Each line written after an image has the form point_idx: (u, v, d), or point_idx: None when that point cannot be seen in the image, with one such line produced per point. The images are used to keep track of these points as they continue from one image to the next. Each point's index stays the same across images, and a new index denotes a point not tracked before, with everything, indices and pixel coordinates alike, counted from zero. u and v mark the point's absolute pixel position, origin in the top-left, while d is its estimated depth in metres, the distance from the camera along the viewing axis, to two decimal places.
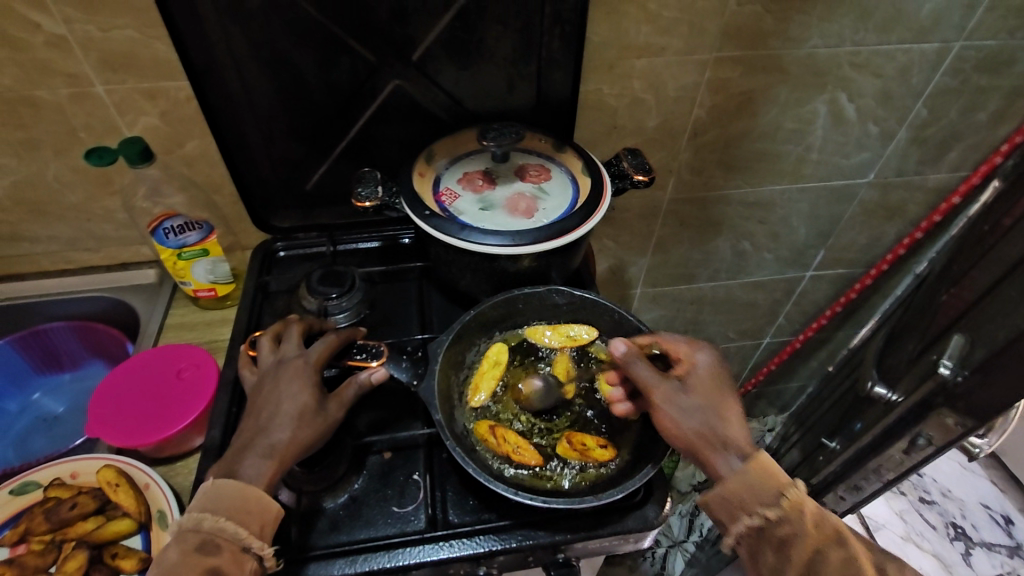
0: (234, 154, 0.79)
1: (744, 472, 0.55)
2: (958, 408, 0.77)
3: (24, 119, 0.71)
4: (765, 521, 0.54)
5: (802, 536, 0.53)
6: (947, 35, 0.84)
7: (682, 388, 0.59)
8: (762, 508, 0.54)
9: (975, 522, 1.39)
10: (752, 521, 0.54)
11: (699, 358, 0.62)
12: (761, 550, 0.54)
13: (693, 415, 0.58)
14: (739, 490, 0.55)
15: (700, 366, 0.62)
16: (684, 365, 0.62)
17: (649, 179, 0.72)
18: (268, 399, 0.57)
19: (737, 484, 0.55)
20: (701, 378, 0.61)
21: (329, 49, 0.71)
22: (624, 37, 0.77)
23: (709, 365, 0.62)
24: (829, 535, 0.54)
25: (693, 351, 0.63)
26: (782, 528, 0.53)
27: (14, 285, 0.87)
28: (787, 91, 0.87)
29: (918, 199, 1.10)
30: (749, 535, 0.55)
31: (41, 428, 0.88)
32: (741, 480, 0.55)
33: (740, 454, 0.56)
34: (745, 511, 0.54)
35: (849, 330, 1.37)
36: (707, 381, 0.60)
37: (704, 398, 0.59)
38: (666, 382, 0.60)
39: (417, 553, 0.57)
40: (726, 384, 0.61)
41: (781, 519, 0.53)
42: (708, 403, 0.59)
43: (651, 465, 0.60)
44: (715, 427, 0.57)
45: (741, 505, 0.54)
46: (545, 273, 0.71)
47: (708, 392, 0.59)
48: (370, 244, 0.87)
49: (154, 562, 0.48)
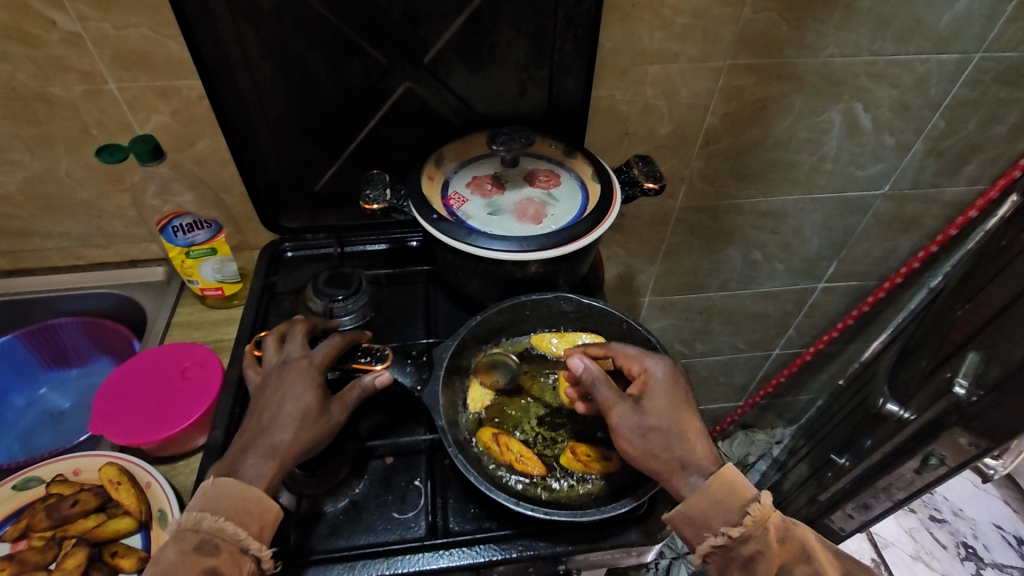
0: (244, 153, 0.79)
1: (706, 491, 0.53)
2: (972, 427, 0.76)
3: (38, 115, 0.71)
4: (730, 540, 0.52)
5: (768, 553, 0.51)
6: (966, 46, 0.83)
7: (638, 409, 0.57)
8: (726, 528, 0.52)
9: (986, 542, 1.36)
10: (716, 540, 0.52)
11: (656, 371, 0.59)
12: (728, 567, 0.53)
13: (651, 437, 0.55)
14: (702, 509, 0.53)
15: (656, 380, 0.59)
16: (640, 380, 0.60)
17: (660, 186, 0.71)
18: (270, 400, 0.57)
19: (698, 502, 0.53)
20: (658, 393, 0.58)
21: (341, 50, 0.71)
22: (637, 44, 0.77)
23: (666, 378, 0.59)
24: (795, 551, 0.52)
25: (651, 365, 0.60)
26: (747, 546, 0.52)
27: (25, 280, 0.88)
28: (802, 99, 0.86)
29: (934, 211, 1.08)
30: (717, 553, 0.53)
31: (47, 424, 0.88)
32: (704, 497, 0.53)
33: (701, 472, 0.55)
34: (709, 529, 0.53)
35: (861, 343, 1.35)
36: (665, 397, 0.58)
37: (662, 416, 0.57)
38: (622, 404, 0.57)
39: (416, 561, 0.56)
40: (685, 396, 0.59)
41: (745, 537, 0.52)
42: (666, 421, 0.56)
43: (635, 497, 0.57)
44: (674, 446, 0.55)
45: (704, 524, 0.53)
46: (552, 280, 0.70)
47: (666, 409, 0.57)
48: (377, 246, 0.87)
49: (152, 561, 0.47)
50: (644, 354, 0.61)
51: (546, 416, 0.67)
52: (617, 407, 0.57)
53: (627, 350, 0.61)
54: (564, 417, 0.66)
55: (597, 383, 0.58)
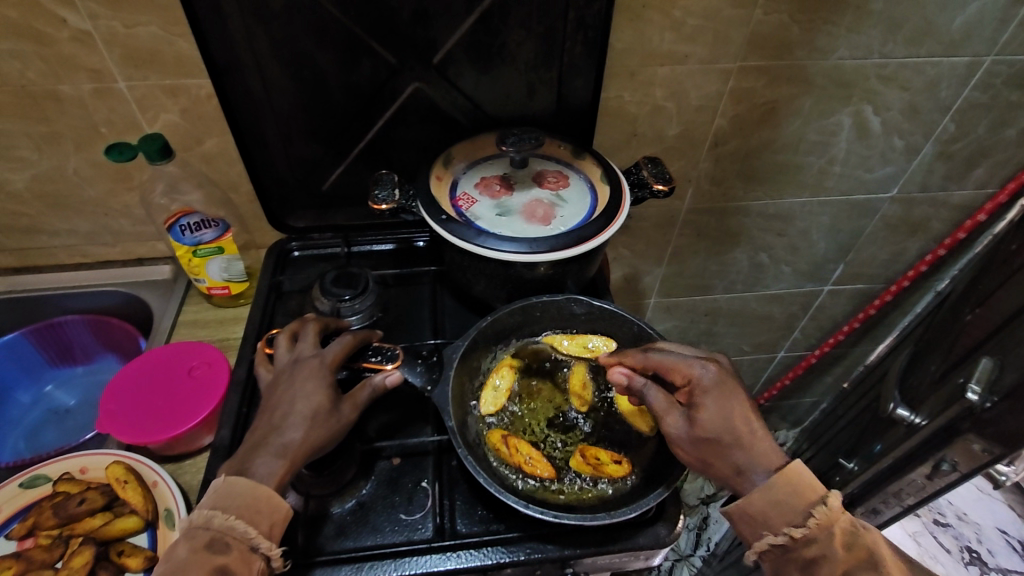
0: (252, 152, 0.78)
1: (769, 491, 0.53)
2: (986, 433, 0.75)
3: (47, 113, 0.71)
4: (791, 540, 0.52)
5: (832, 556, 0.51)
6: (978, 49, 0.83)
7: (688, 420, 0.56)
8: (788, 528, 0.52)
9: (991, 547, 1.36)
10: (777, 540, 0.53)
11: (703, 377, 0.57)
12: (785, 568, 0.53)
13: (704, 448, 0.55)
14: (765, 509, 0.53)
15: (704, 387, 0.57)
16: (687, 388, 0.58)
17: (670, 188, 0.71)
18: (281, 399, 0.57)
19: (762, 503, 0.53)
20: (708, 402, 0.56)
21: (351, 50, 0.71)
22: (647, 45, 0.76)
23: (715, 383, 0.57)
24: (862, 558, 0.51)
25: (700, 372, 0.57)
26: (810, 548, 0.52)
27: (32, 277, 0.88)
28: (811, 102, 0.86)
29: (942, 215, 1.07)
30: (775, 552, 0.54)
31: (53, 421, 0.88)
32: (766, 497, 0.53)
33: (762, 472, 0.55)
34: (771, 529, 0.53)
35: (867, 346, 1.34)
36: (715, 404, 0.56)
37: (713, 426, 0.55)
38: (671, 415, 0.57)
39: (424, 563, 0.56)
40: (736, 396, 0.57)
41: (808, 540, 0.52)
42: (719, 430, 0.55)
43: (664, 486, 0.58)
44: (729, 453, 0.55)
45: (766, 524, 0.53)
46: (560, 281, 0.69)
47: (718, 417, 0.55)
48: (384, 246, 0.86)
49: (164, 558, 0.48)
50: (693, 359, 0.58)
51: (555, 418, 0.66)
52: (667, 419, 0.57)
53: (671, 356, 0.59)
54: (574, 420, 0.66)
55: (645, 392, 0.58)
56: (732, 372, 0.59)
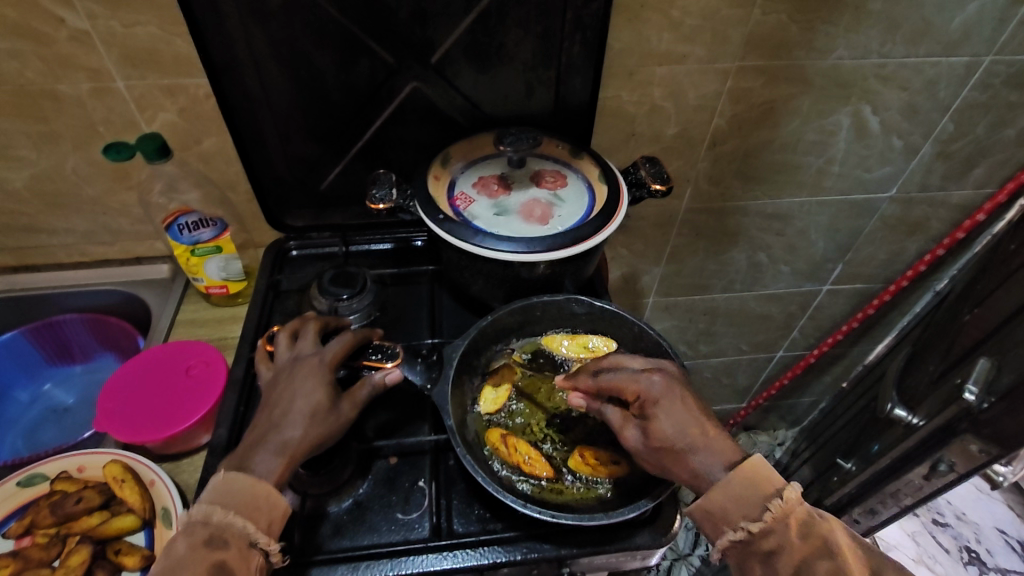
0: (250, 151, 0.78)
1: (728, 488, 0.52)
2: (982, 434, 0.75)
3: (45, 112, 0.71)
4: (749, 535, 0.51)
5: (788, 548, 0.50)
6: (977, 49, 0.83)
7: (642, 433, 0.57)
8: (744, 522, 0.51)
9: (989, 546, 1.36)
10: (735, 535, 0.52)
11: (651, 389, 0.57)
12: (749, 562, 0.52)
13: (661, 457, 0.55)
14: (725, 505, 0.52)
15: (651, 397, 0.57)
16: (637, 400, 0.58)
17: (667, 188, 0.71)
18: (281, 396, 0.57)
19: (720, 499, 0.52)
20: (657, 412, 0.56)
21: (349, 49, 0.71)
22: (645, 45, 0.76)
23: (663, 392, 0.57)
24: (818, 546, 0.50)
25: (648, 384, 0.57)
26: (768, 540, 0.51)
27: (31, 276, 0.88)
28: (810, 102, 0.86)
29: (941, 215, 1.07)
30: (737, 548, 0.53)
31: (52, 420, 0.88)
32: (725, 493, 0.52)
33: (722, 471, 0.54)
34: (729, 523, 0.52)
35: (865, 346, 1.34)
36: (664, 414, 0.56)
37: (666, 436, 0.55)
38: (626, 429, 0.58)
39: (420, 562, 0.56)
40: (687, 403, 0.57)
41: (767, 532, 0.51)
42: (672, 438, 0.55)
43: (649, 500, 0.57)
44: (687, 459, 0.54)
45: (724, 518, 0.52)
46: (559, 281, 0.69)
47: (669, 427, 0.55)
48: (382, 245, 0.86)
49: (162, 553, 0.47)
50: (640, 372, 0.58)
51: (554, 418, 0.66)
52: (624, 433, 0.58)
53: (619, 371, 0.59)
54: (573, 420, 0.66)
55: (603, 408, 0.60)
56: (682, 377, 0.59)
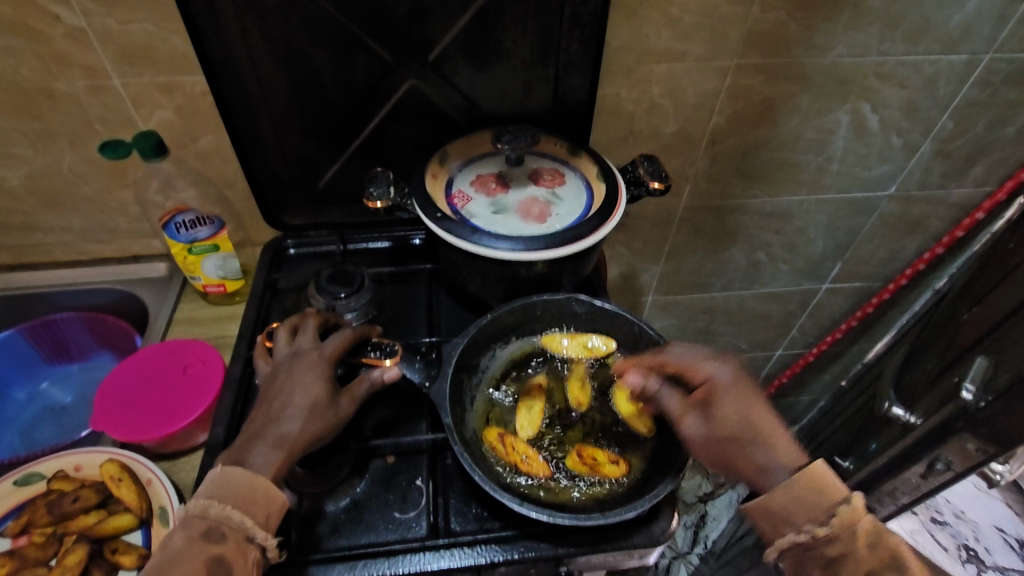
0: (247, 149, 0.78)
1: (792, 488, 0.52)
2: (980, 433, 0.73)
3: (41, 110, 0.71)
4: (813, 539, 0.51)
5: (855, 557, 0.49)
6: (977, 47, 0.82)
7: (705, 418, 0.59)
8: (811, 526, 0.51)
9: (988, 545, 1.36)
10: (798, 537, 0.51)
11: (717, 378, 0.59)
12: (806, 567, 0.52)
13: (721, 445, 0.57)
14: (788, 505, 0.52)
15: (720, 384, 0.59)
16: (703, 386, 0.60)
17: (666, 186, 0.71)
18: (279, 391, 0.56)
19: (784, 499, 0.52)
20: (724, 400, 0.58)
21: (346, 47, 0.71)
22: (644, 43, 0.76)
23: (730, 382, 0.59)
24: (885, 559, 0.49)
25: (714, 372, 0.60)
26: (832, 546, 0.50)
27: (27, 274, 0.88)
28: (809, 100, 0.86)
29: (940, 213, 1.07)
30: (795, 551, 0.52)
31: (49, 418, 0.88)
32: (788, 493, 0.52)
33: (784, 471, 0.54)
34: (792, 526, 0.52)
35: (864, 344, 1.34)
36: (732, 401, 0.58)
37: (731, 423, 0.57)
38: (688, 415, 0.60)
39: (417, 561, 0.56)
40: (751, 396, 0.59)
41: (830, 539, 0.50)
42: (735, 427, 0.57)
43: (671, 479, 0.58)
44: (747, 448, 0.56)
45: (787, 520, 0.52)
46: (558, 279, 0.69)
47: (734, 414, 0.57)
48: (380, 244, 0.86)
49: (159, 546, 0.48)
50: (707, 359, 0.61)
51: (554, 416, 0.66)
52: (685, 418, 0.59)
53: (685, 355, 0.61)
54: (572, 419, 0.66)
55: (661, 394, 0.62)
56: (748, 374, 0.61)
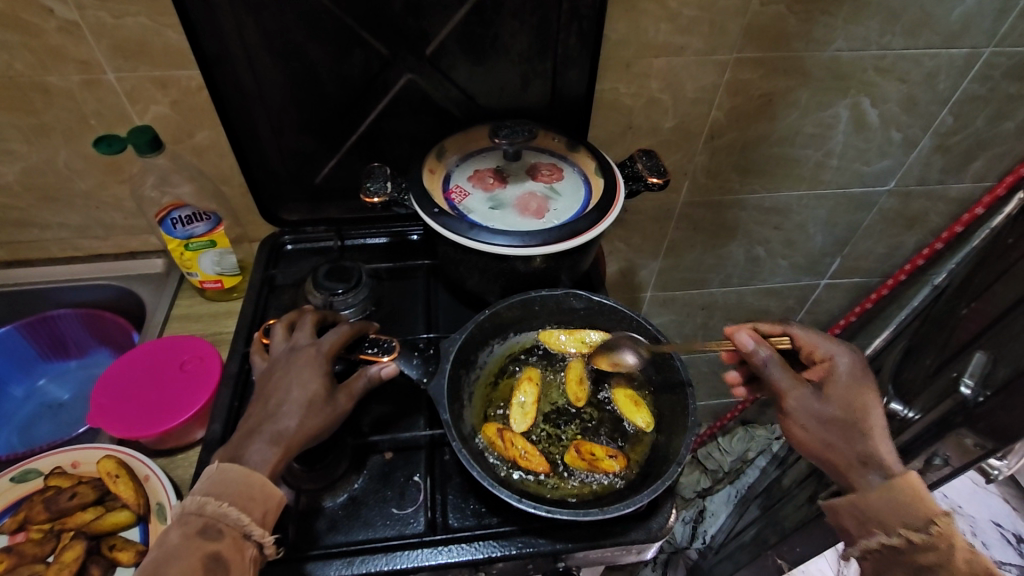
0: (243, 145, 0.78)
1: (891, 490, 0.55)
2: (979, 428, 0.72)
3: (35, 105, 0.70)
4: (906, 542, 0.54)
5: (946, 565, 0.53)
6: (977, 40, 0.82)
7: (819, 396, 0.58)
8: (904, 531, 0.54)
9: (986, 539, 1.36)
10: (889, 539, 0.55)
11: (837, 364, 0.60)
12: (893, 567, 0.56)
13: (831, 424, 0.57)
14: (884, 507, 0.55)
15: (840, 368, 0.60)
16: (822, 366, 0.61)
17: (664, 181, 0.70)
18: (276, 387, 0.56)
19: (881, 502, 0.55)
20: (842, 382, 0.59)
21: (343, 41, 0.70)
22: (642, 36, 0.75)
23: (850, 369, 0.60)
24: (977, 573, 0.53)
25: (835, 359, 0.61)
26: (926, 554, 0.54)
27: (23, 271, 0.88)
28: (808, 94, 0.85)
29: (940, 208, 1.07)
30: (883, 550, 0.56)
31: (46, 415, 0.88)
32: (885, 495, 0.55)
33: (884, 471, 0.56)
34: (884, 528, 0.55)
35: (863, 340, 1.34)
36: (850, 385, 0.59)
37: (845, 404, 0.58)
38: (799, 390, 0.58)
39: (415, 557, 0.56)
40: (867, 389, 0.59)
41: (926, 547, 0.54)
42: (849, 410, 0.57)
43: (677, 463, 0.57)
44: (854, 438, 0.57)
45: (882, 524, 0.55)
46: (555, 275, 0.69)
47: (851, 399, 0.58)
48: (377, 239, 0.86)
49: (155, 542, 0.47)
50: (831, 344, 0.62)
51: (552, 413, 0.66)
52: (800, 387, 0.58)
53: (808, 336, 0.63)
54: (570, 416, 0.66)
55: (770, 365, 0.59)
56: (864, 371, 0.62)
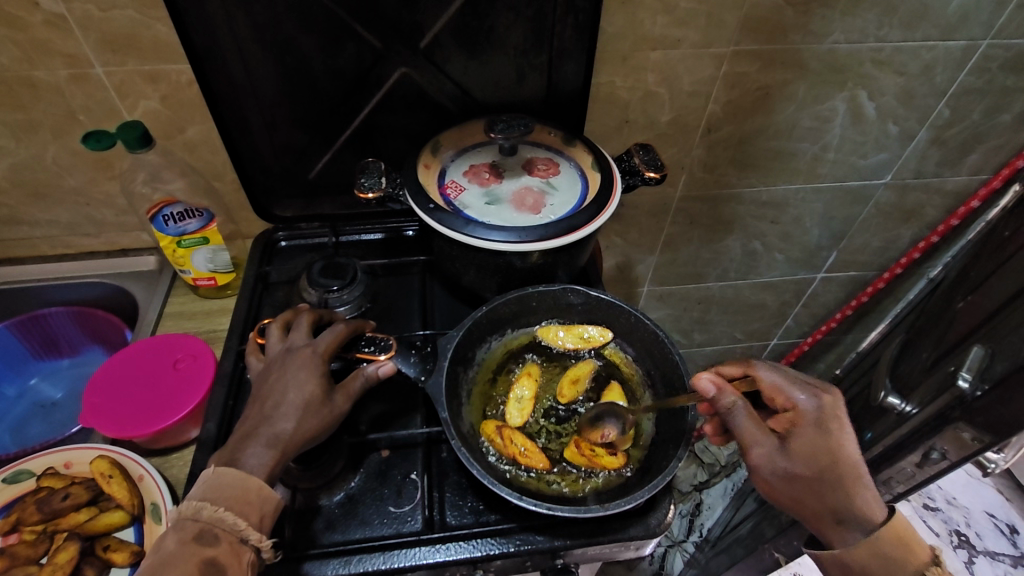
0: (235, 140, 0.77)
1: (872, 546, 0.55)
2: (976, 422, 0.72)
3: (22, 100, 0.69)
4: None
5: None
6: (974, 32, 0.81)
7: (786, 449, 0.57)
8: None
9: (979, 530, 1.37)
10: None
11: (807, 409, 0.58)
12: None
13: (794, 480, 0.56)
14: (866, 561, 0.56)
15: (804, 416, 0.58)
16: (786, 412, 0.59)
17: (661, 175, 0.69)
18: (273, 387, 0.56)
19: (866, 558, 0.56)
20: (805, 436, 0.57)
21: (335, 34, 0.69)
22: (639, 29, 0.75)
23: (818, 415, 0.58)
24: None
25: (803, 402, 0.58)
26: None
27: (13, 269, 0.87)
28: (805, 87, 0.85)
29: (936, 201, 1.07)
30: None
31: (39, 415, 0.87)
32: (868, 551, 0.56)
33: (863, 529, 0.56)
34: None
35: (859, 333, 1.35)
36: (816, 436, 0.57)
37: (807, 459, 0.56)
38: (763, 444, 0.57)
39: (413, 555, 0.55)
40: (840, 436, 0.57)
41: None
42: (815, 466, 0.56)
43: (676, 460, 0.57)
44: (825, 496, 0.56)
45: None
46: (552, 271, 0.69)
47: (816, 452, 0.56)
48: (372, 235, 0.85)
49: (152, 548, 0.47)
50: (799, 384, 0.60)
51: (548, 411, 0.66)
52: (757, 447, 0.57)
53: (774, 379, 0.60)
54: (567, 414, 0.66)
55: (736, 412, 0.57)
56: (841, 406, 0.59)
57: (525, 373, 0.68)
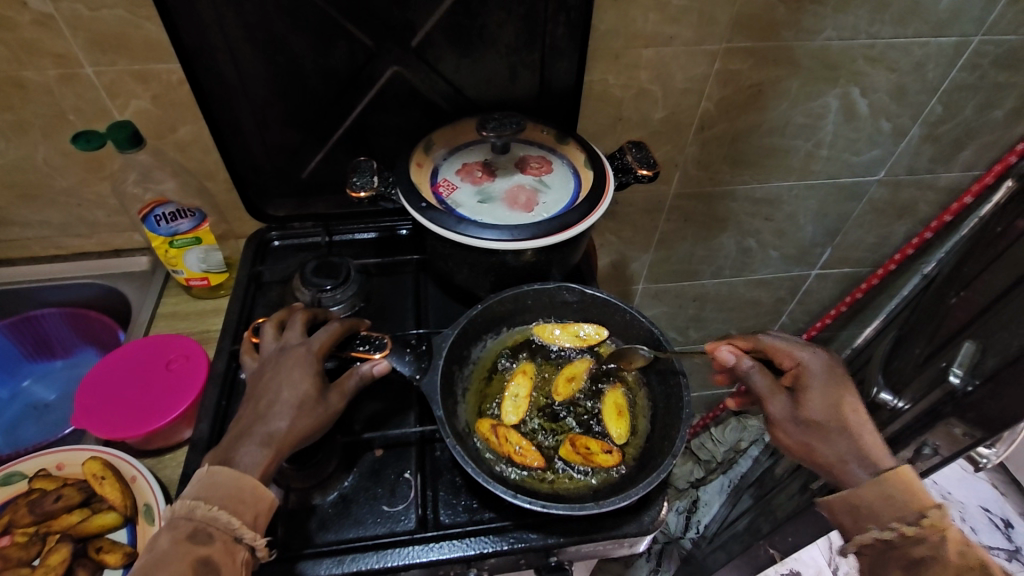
0: (227, 138, 0.77)
1: (880, 488, 0.55)
2: (968, 417, 0.73)
3: (12, 101, 0.69)
4: (899, 536, 0.55)
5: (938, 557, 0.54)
6: (966, 29, 0.82)
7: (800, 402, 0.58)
8: (897, 524, 0.54)
9: (974, 525, 1.37)
10: (883, 534, 0.55)
11: (811, 363, 0.60)
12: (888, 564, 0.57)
13: (807, 431, 0.57)
14: (873, 501, 0.55)
15: (811, 371, 0.59)
16: (793, 371, 0.60)
17: (653, 173, 0.69)
18: (266, 387, 0.55)
19: (872, 498, 0.55)
20: (816, 386, 0.58)
21: (326, 33, 0.69)
22: (631, 27, 0.75)
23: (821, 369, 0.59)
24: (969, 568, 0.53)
25: (805, 357, 0.60)
26: (919, 547, 0.55)
27: (4, 270, 0.86)
28: (798, 84, 0.85)
29: (930, 198, 1.07)
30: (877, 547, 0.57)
31: (31, 416, 0.86)
32: (878, 491, 0.55)
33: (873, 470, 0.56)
34: (878, 523, 0.55)
35: (853, 330, 1.35)
36: (823, 388, 0.58)
37: (818, 410, 0.57)
38: (779, 399, 0.58)
39: (407, 554, 0.55)
40: (843, 385, 0.59)
41: (918, 539, 0.55)
42: (826, 415, 0.57)
43: (670, 459, 0.57)
44: (836, 441, 0.57)
45: (874, 519, 0.55)
46: (546, 269, 0.69)
47: (825, 402, 0.57)
48: (366, 235, 0.85)
49: (146, 547, 0.47)
50: (794, 343, 0.62)
51: (543, 407, 0.66)
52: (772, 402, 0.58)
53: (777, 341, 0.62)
54: (562, 411, 0.66)
55: (752, 372, 0.58)
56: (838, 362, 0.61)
57: (521, 369, 0.68)
